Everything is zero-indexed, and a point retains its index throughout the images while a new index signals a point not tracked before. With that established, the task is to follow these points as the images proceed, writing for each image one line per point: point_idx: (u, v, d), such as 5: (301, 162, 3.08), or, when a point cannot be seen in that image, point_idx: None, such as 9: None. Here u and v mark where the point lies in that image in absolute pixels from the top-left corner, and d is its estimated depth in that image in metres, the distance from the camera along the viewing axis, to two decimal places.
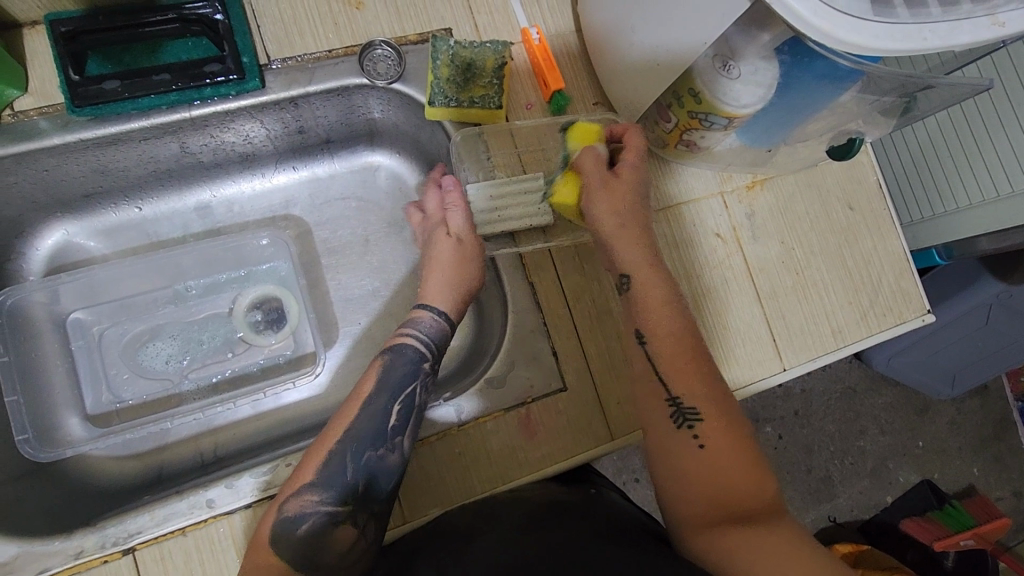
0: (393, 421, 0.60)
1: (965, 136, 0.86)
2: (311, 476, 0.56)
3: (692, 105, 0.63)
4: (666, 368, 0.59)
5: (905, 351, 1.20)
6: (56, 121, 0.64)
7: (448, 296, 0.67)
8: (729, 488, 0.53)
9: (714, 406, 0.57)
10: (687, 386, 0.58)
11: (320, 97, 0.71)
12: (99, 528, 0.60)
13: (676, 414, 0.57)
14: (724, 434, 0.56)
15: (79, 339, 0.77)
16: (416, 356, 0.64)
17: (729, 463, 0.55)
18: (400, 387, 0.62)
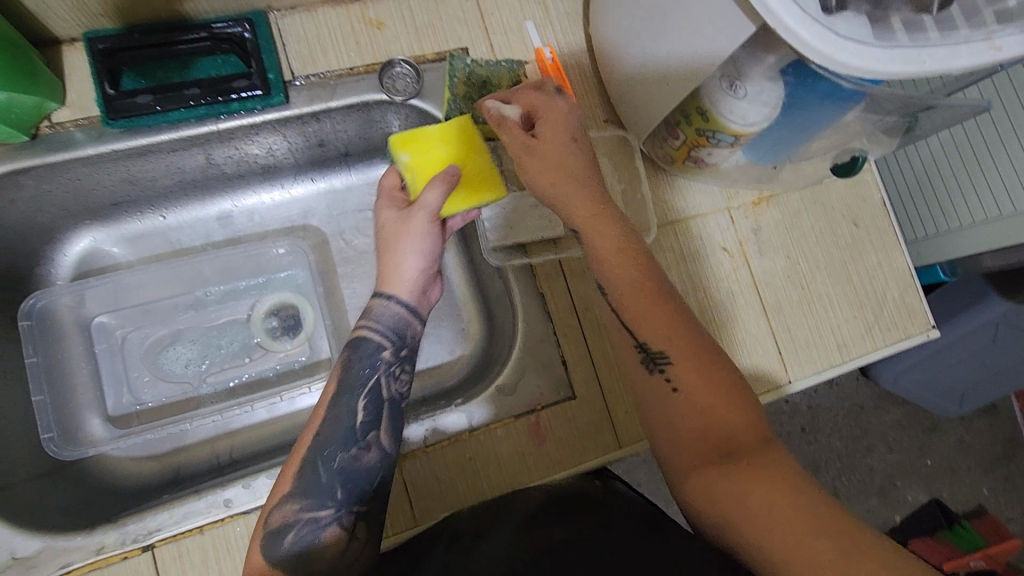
0: (359, 418, 0.60)
1: (968, 156, 0.88)
2: (289, 487, 0.56)
3: (700, 123, 0.65)
4: (631, 316, 0.59)
5: (912, 369, 1.20)
6: (90, 133, 0.67)
7: (405, 284, 0.65)
8: (714, 429, 0.53)
9: (682, 347, 0.56)
10: (652, 331, 0.57)
11: (341, 112, 0.74)
12: (120, 525, 0.62)
13: (646, 359, 0.57)
14: (696, 372, 0.55)
15: (102, 342, 0.79)
16: (373, 347, 0.63)
17: (710, 401, 0.54)
18: (362, 381, 0.62)
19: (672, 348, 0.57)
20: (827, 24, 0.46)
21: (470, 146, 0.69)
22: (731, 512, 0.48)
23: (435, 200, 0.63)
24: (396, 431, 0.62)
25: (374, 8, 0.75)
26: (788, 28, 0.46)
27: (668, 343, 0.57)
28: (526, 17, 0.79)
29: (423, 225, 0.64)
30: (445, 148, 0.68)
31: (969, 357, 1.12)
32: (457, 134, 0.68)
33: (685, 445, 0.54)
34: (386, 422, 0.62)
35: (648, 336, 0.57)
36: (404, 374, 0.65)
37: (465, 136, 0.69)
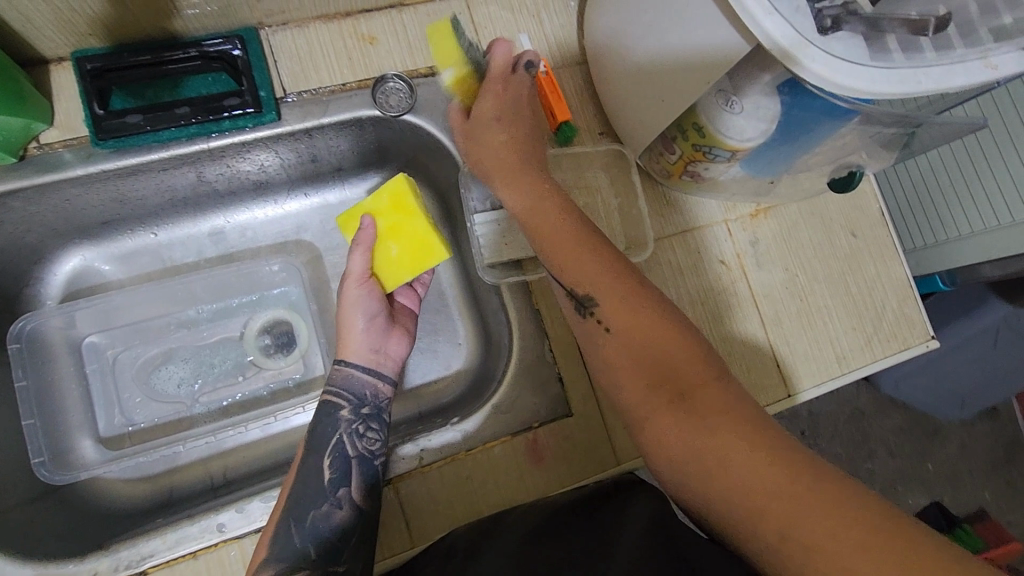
0: (326, 476, 0.64)
1: (965, 165, 0.87)
2: (265, 554, 0.58)
3: (696, 138, 0.64)
4: (561, 269, 0.59)
5: (912, 374, 1.20)
6: (79, 153, 0.66)
7: (359, 351, 0.71)
8: (650, 364, 0.53)
9: (605, 285, 0.57)
10: (580, 278, 0.58)
11: (333, 129, 0.74)
12: (113, 551, 0.61)
13: (577, 305, 0.59)
14: (620, 307, 0.56)
15: (93, 362, 0.78)
16: (331, 409, 0.68)
17: (640, 336, 0.55)
18: (326, 441, 0.66)
19: (596, 289, 0.57)
20: (822, 45, 0.45)
21: (403, 212, 0.74)
22: (692, 459, 0.47)
23: (358, 265, 0.73)
24: (369, 486, 0.65)
25: (366, 22, 0.75)
26: (784, 51, 0.45)
27: (596, 285, 0.57)
28: (520, 30, 0.78)
29: (353, 290, 0.72)
30: (378, 222, 0.74)
31: (970, 363, 1.11)
32: (388, 204, 0.74)
33: (628, 387, 0.54)
34: (357, 478, 0.64)
35: (569, 282, 0.59)
36: (370, 430, 0.68)
37: (397, 205, 0.74)
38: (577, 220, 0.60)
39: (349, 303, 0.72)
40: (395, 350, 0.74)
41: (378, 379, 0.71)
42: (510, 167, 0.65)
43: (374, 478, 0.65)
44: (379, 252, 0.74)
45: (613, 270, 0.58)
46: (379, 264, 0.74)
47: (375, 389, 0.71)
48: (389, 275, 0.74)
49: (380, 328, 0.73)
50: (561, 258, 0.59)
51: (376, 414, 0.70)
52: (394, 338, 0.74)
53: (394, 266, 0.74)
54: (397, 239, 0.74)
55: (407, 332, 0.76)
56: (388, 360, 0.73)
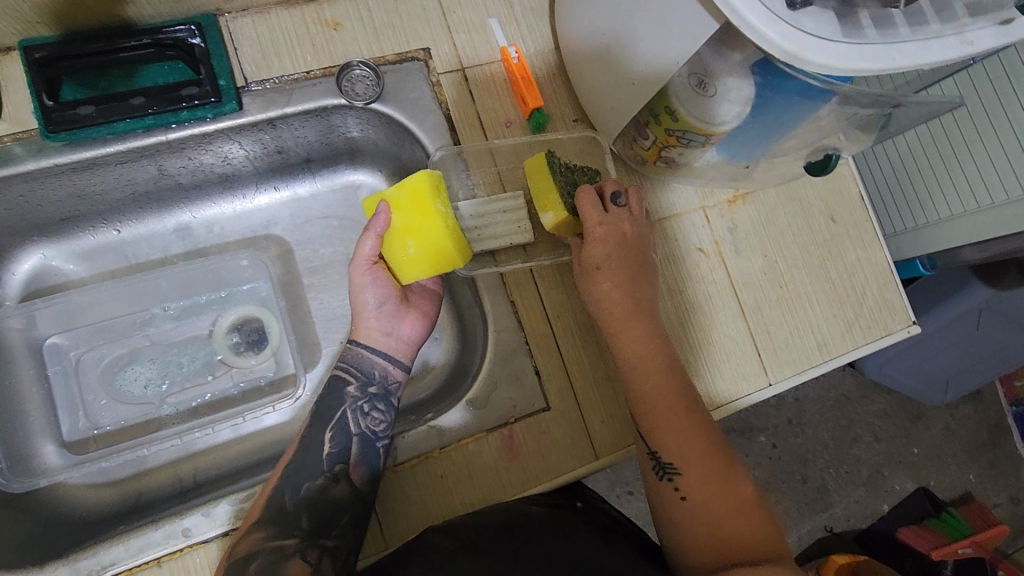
0: (325, 450, 0.64)
1: (943, 147, 0.86)
2: (257, 516, 0.59)
3: (668, 122, 0.63)
4: (645, 423, 0.63)
5: (896, 359, 1.20)
6: (30, 147, 0.64)
7: (370, 331, 0.69)
8: (726, 543, 0.57)
9: (695, 461, 0.61)
10: (664, 442, 0.62)
11: (299, 119, 0.71)
12: (73, 560, 0.59)
13: (658, 468, 0.62)
14: (706, 485, 0.60)
15: (55, 364, 0.76)
16: (338, 384, 0.67)
17: (719, 515, 0.58)
18: (331, 413, 0.66)
19: (684, 462, 0.61)
20: (793, 21, 0.44)
21: (424, 212, 0.64)
22: None
23: (367, 249, 0.66)
24: (367, 468, 0.64)
25: (330, 8, 0.72)
26: (752, 27, 0.43)
27: (678, 451, 0.61)
28: (489, 15, 0.76)
29: (360, 275, 0.67)
30: (396, 215, 0.66)
31: (952, 346, 1.11)
32: (409, 199, 0.65)
33: (690, 547, 0.58)
34: (356, 457, 0.64)
35: (656, 443, 0.62)
36: (376, 410, 0.67)
37: (418, 202, 0.64)
38: (677, 386, 0.64)
39: (359, 285, 0.67)
40: (408, 333, 0.70)
41: (389, 361, 0.69)
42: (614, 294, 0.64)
43: (374, 459, 0.65)
44: (393, 245, 0.67)
45: (704, 446, 0.61)
46: (394, 257, 0.67)
47: (386, 371, 0.69)
48: (405, 270, 0.68)
49: (391, 313, 0.69)
50: (657, 425, 0.62)
51: (384, 395, 0.68)
52: (407, 322, 0.70)
53: (409, 264, 0.67)
54: (415, 238, 0.65)
55: (424, 316, 0.71)
56: (400, 344, 0.70)
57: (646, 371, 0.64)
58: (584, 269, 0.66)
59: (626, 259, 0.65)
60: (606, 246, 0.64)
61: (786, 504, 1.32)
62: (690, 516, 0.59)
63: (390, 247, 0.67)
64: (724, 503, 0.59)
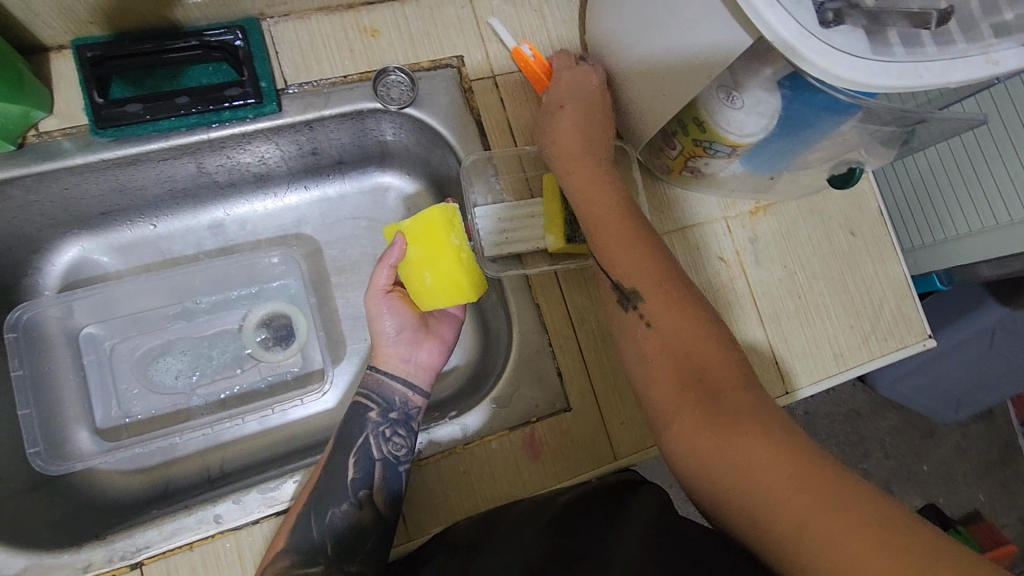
0: (348, 477, 0.64)
1: (963, 164, 0.88)
2: (281, 546, 0.59)
3: (697, 133, 0.65)
4: (611, 260, 0.62)
5: (909, 375, 1.20)
6: (79, 142, 0.66)
7: (390, 360, 0.71)
8: (693, 373, 0.54)
9: (654, 287, 0.59)
10: (627, 272, 0.61)
11: (334, 121, 0.73)
12: (108, 542, 0.61)
13: (621, 298, 0.61)
14: (667, 308, 0.58)
15: (90, 353, 0.78)
16: (361, 411, 0.68)
17: (686, 345, 0.56)
18: (353, 440, 0.66)
19: (647, 296, 0.59)
20: (823, 37, 0.46)
21: (438, 243, 0.68)
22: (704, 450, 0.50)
23: (381, 280, 0.70)
24: (390, 494, 0.64)
25: (369, 15, 0.75)
26: (785, 42, 0.45)
27: (640, 281, 0.60)
28: (521, 24, 0.78)
29: (376, 304, 0.71)
30: (410, 248, 0.69)
31: (965, 364, 1.12)
32: (423, 232, 0.68)
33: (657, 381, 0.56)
34: (379, 483, 0.64)
35: (619, 276, 0.61)
36: (397, 435, 0.67)
37: (432, 234, 0.68)
38: (635, 227, 0.62)
39: (376, 313, 0.71)
40: (428, 359, 0.72)
41: (409, 389, 0.70)
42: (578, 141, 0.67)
43: (396, 485, 0.64)
44: (409, 277, 0.70)
45: (665, 274, 0.60)
46: (410, 287, 0.71)
47: (406, 398, 0.70)
48: (422, 300, 0.70)
49: (411, 339, 0.71)
50: (619, 258, 0.61)
51: (404, 420, 0.68)
52: (426, 348, 0.72)
53: (426, 293, 0.70)
54: (430, 268, 0.68)
55: (443, 342, 0.73)
56: (419, 370, 0.71)
57: (608, 211, 0.63)
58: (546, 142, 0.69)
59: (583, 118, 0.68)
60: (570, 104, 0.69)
61: None
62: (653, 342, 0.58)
63: (406, 279, 0.71)
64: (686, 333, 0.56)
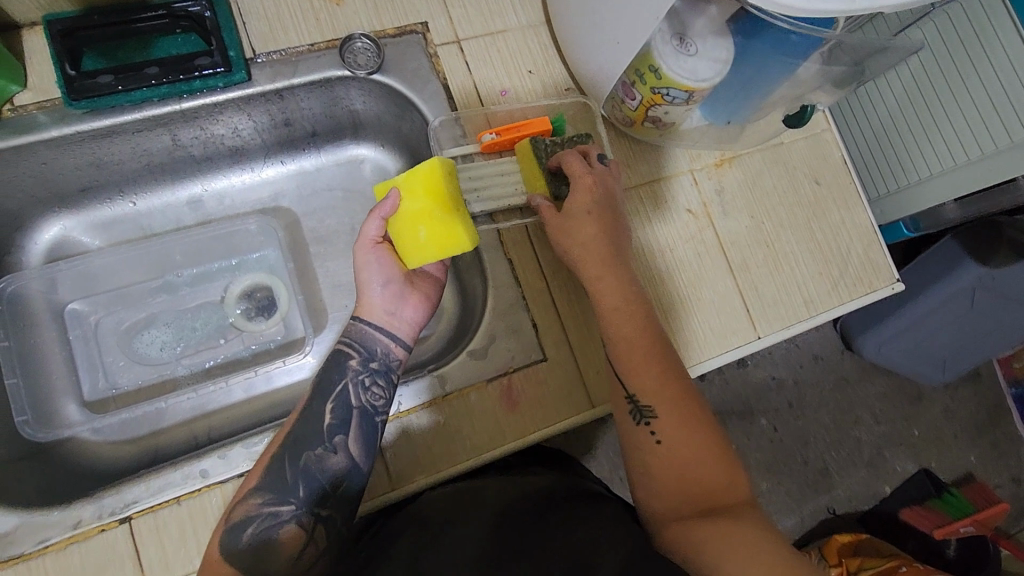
0: (326, 421, 0.64)
1: (919, 110, 0.90)
2: (255, 482, 0.61)
3: (653, 81, 0.67)
4: (624, 366, 0.65)
5: (894, 339, 1.22)
6: (54, 115, 0.68)
7: (372, 310, 0.69)
8: (702, 486, 0.60)
9: (667, 402, 0.63)
10: (641, 384, 0.64)
11: (304, 89, 0.75)
12: (97, 498, 0.61)
13: (634, 410, 0.64)
14: (679, 428, 0.62)
15: (75, 329, 0.79)
16: (342, 358, 0.68)
17: (689, 454, 0.61)
18: (332, 388, 0.66)
19: (659, 403, 0.63)
20: None
21: (434, 197, 0.67)
22: (708, 550, 0.55)
23: (373, 230, 0.69)
24: (366, 443, 0.65)
25: None
26: None
27: (653, 394, 0.64)
28: None
29: (364, 255, 0.69)
30: (406, 201, 0.68)
31: (947, 322, 1.14)
32: (420, 186, 0.68)
33: (664, 491, 0.61)
34: (356, 430, 0.65)
35: (634, 388, 0.64)
36: (376, 385, 0.68)
37: (429, 188, 0.67)
38: (649, 332, 0.66)
39: (364, 262, 0.69)
40: (411, 315, 0.71)
41: (391, 339, 0.69)
42: (593, 245, 0.66)
43: (372, 434, 0.65)
44: (401, 230, 0.68)
45: (674, 389, 0.64)
46: (400, 242, 0.69)
47: (388, 348, 0.69)
48: (414, 256, 0.68)
49: (396, 292, 0.70)
50: (635, 368, 0.65)
51: (385, 371, 0.68)
52: (411, 303, 0.71)
53: (419, 248, 0.68)
54: (425, 222, 0.67)
55: (427, 299, 0.72)
56: (403, 324, 0.71)
57: (623, 327, 0.66)
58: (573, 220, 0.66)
59: (607, 207, 0.67)
60: (590, 198, 0.66)
61: (787, 487, 1.35)
62: (665, 456, 0.61)
63: (396, 232, 0.69)
64: (699, 450, 0.61)
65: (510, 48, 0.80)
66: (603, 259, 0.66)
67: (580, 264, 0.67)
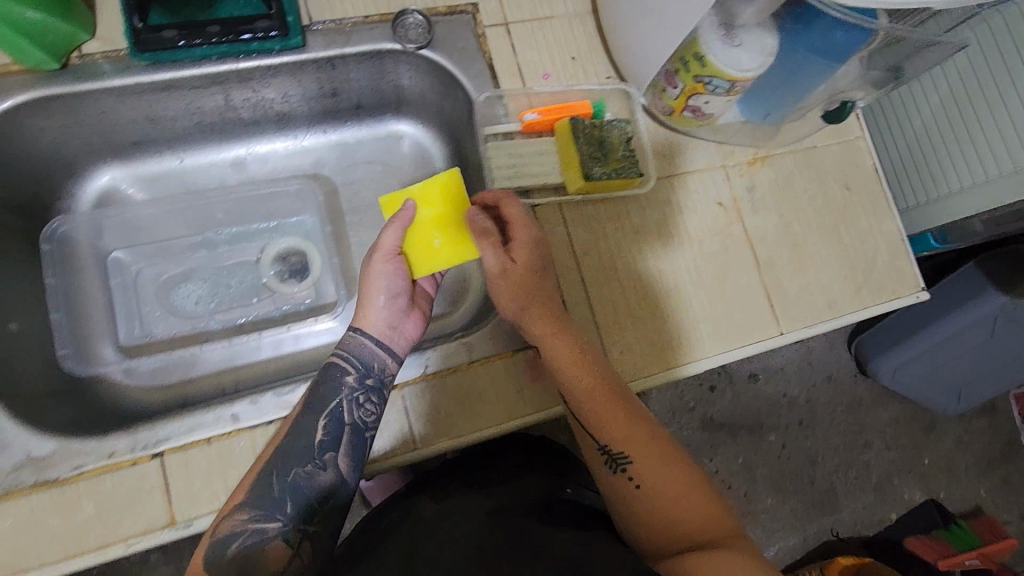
0: (318, 438, 0.62)
1: (954, 123, 0.91)
2: (242, 497, 0.58)
3: (697, 69, 0.69)
4: (591, 420, 0.65)
5: (912, 361, 1.22)
6: (118, 65, 0.70)
7: (375, 322, 0.68)
8: (680, 525, 0.59)
9: (639, 445, 0.63)
10: (611, 433, 0.64)
11: (355, 60, 0.78)
12: (132, 432, 0.63)
13: (609, 461, 0.63)
14: (654, 469, 0.62)
15: (117, 277, 0.82)
16: (338, 372, 0.66)
17: (668, 492, 0.60)
18: (325, 403, 0.64)
19: (631, 448, 0.63)
20: None
21: (451, 204, 0.72)
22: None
23: (389, 241, 0.69)
24: (355, 459, 0.63)
25: None
26: None
27: (621, 439, 0.64)
28: None
29: (379, 265, 0.69)
30: (423, 209, 0.72)
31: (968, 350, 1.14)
32: (438, 194, 0.72)
33: (652, 534, 0.60)
34: (346, 447, 0.63)
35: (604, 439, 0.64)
36: (370, 402, 0.65)
37: (448, 196, 0.72)
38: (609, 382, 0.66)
39: (375, 273, 0.69)
40: (411, 330, 0.71)
41: (389, 356, 0.68)
42: (536, 299, 0.67)
43: (361, 451, 0.64)
44: (417, 238, 0.71)
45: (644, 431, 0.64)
46: (416, 251, 0.71)
47: (385, 364, 0.67)
48: (424, 264, 0.71)
49: (401, 306, 0.70)
50: (603, 420, 0.65)
51: (379, 387, 0.67)
52: (412, 318, 0.71)
53: (434, 254, 0.71)
54: (442, 228, 0.71)
55: (425, 315, 0.73)
56: (402, 339, 0.70)
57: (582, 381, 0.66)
58: (532, 283, 0.67)
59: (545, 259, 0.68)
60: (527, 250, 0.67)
61: (792, 504, 1.34)
62: (645, 497, 0.60)
63: (412, 242, 0.71)
64: (676, 487, 0.61)
65: (556, 34, 0.82)
66: (549, 314, 0.67)
67: (530, 321, 0.67)
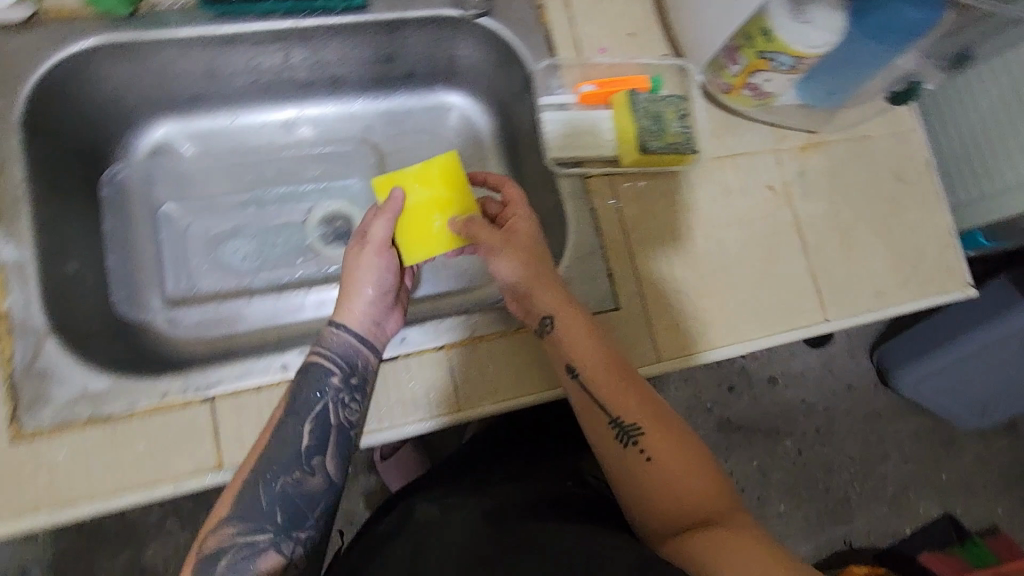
0: (303, 444, 0.60)
1: (1011, 118, 0.90)
2: (226, 511, 0.57)
3: (762, 45, 0.69)
4: (599, 393, 0.62)
5: (937, 373, 1.20)
6: (185, 16, 0.71)
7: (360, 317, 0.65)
8: (690, 503, 0.58)
9: (651, 420, 0.61)
10: (622, 407, 0.62)
11: (415, 25, 0.79)
12: (186, 374, 0.63)
13: (620, 434, 0.61)
14: (666, 445, 0.60)
15: (165, 228, 0.82)
16: (321, 373, 0.62)
17: (679, 471, 0.59)
18: (309, 407, 0.61)
19: (643, 421, 0.61)
20: None
21: (450, 186, 0.71)
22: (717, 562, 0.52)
23: (381, 233, 0.66)
24: (340, 459, 0.62)
25: None
26: None
27: (635, 413, 0.61)
28: None
29: (370, 258, 0.65)
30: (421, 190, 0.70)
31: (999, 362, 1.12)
32: (438, 176, 0.71)
33: (661, 512, 0.58)
34: (332, 449, 0.61)
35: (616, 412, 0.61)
36: (354, 401, 0.63)
37: (448, 178, 0.71)
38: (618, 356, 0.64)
39: (363, 267, 0.65)
40: (393, 328, 0.68)
41: (373, 353, 0.65)
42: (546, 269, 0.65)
43: (346, 450, 0.62)
44: (411, 224, 0.69)
45: (653, 407, 0.62)
46: (409, 241, 0.69)
47: (368, 361, 0.65)
48: (420, 248, 0.69)
49: (387, 302, 0.67)
50: (612, 394, 0.62)
51: (364, 386, 0.64)
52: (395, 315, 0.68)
53: (426, 241, 0.69)
54: (439, 211, 0.70)
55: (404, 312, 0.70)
56: (385, 337, 0.67)
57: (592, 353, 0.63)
58: (541, 255, 0.65)
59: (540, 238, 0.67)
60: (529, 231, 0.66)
61: (805, 512, 1.33)
62: (657, 474, 0.59)
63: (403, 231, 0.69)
64: (687, 465, 0.59)
65: (615, 10, 0.82)
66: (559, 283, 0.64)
67: (536, 289, 0.64)
